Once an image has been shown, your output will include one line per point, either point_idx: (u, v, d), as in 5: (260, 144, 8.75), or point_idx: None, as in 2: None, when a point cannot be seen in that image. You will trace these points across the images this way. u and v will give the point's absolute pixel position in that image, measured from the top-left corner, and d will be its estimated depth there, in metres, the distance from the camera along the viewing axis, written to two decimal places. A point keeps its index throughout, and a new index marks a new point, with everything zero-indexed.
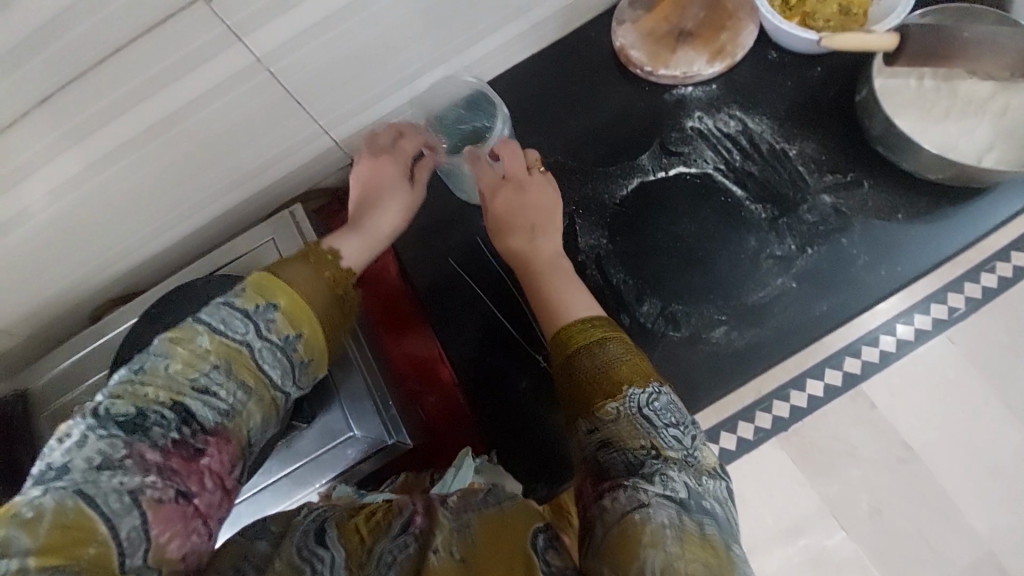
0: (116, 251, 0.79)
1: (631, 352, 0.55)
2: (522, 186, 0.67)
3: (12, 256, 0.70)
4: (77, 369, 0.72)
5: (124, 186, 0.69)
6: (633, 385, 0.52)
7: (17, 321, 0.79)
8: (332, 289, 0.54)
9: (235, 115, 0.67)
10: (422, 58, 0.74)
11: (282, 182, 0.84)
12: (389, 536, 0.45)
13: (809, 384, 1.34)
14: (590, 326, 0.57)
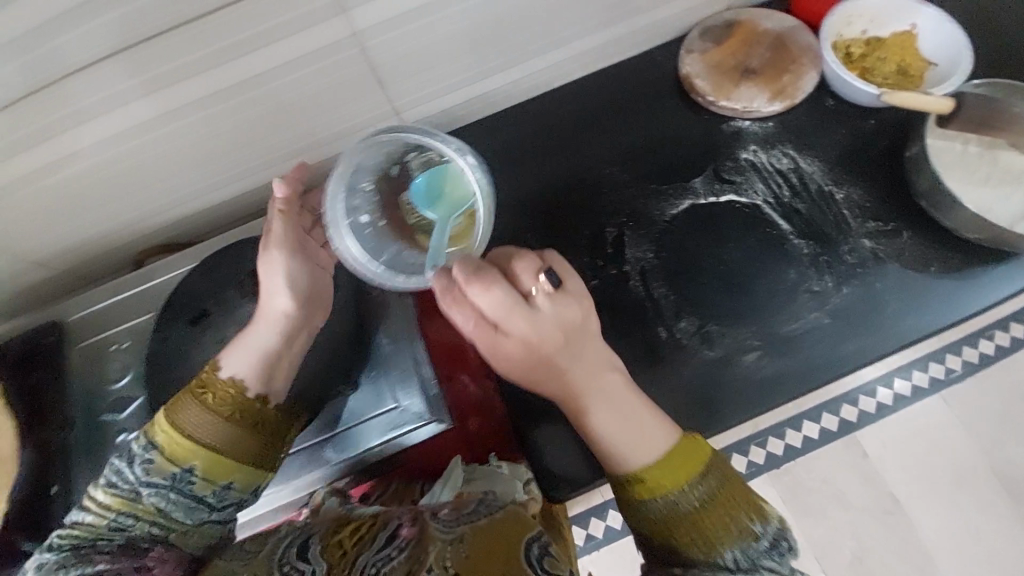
0: (168, 201, 0.80)
1: (723, 482, 0.57)
2: (533, 346, 0.54)
3: (73, 186, 0.71)
4: (121, 309, 0.72)
5: (194, 137, 0.70)
6: (727, 527, 0.55)
7: (65, 249, 0.80)
8: (222, 416, 0.56)
9: (317, 85, 0.69)
10: (499, 57, 0.77)
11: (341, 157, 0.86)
12: (374, 546, 0.51)
13: (806, 425, 1.37)
14: (670, 455, 0.57)
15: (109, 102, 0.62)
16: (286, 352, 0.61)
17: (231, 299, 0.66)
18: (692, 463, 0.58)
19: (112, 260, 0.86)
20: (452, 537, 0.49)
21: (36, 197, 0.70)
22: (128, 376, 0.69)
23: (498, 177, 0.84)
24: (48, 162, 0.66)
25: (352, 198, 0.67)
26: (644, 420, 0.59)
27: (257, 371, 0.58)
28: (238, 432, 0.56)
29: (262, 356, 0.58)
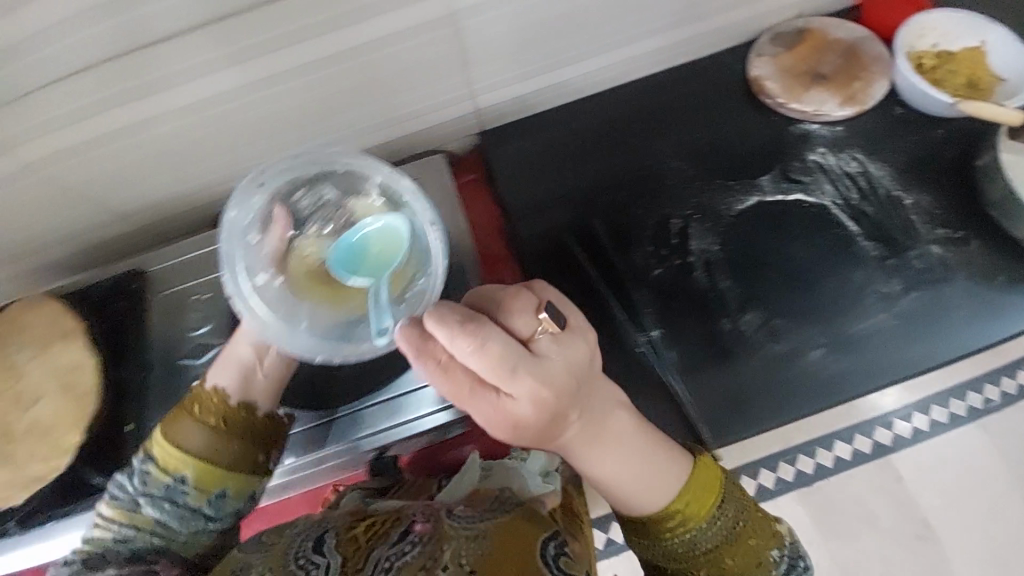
0: (247, 166, 0.82)
1: (745, 512, 0.58)
2: (543, 401, 0.48)
3: (161, 146, 0.73)
4: (200, 262, 0.73)
5: (284, 105, 0.73)
6: (747, 556, 0.56)
7: (145, 206, 0.83)
8: (209, 425, 0.58)
9: (408, 60, 0.72)
10: (577, 49, 0.81)
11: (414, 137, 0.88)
12: (386, 540, 0.52)
13: (838, 445, 1.33)
14: (691, 492, 0.57)
15: (209, 63, 0.64)
16: (260, 378, 0.61)
17: None
18: (714, 496, 0.57)
19: (183, 222, 0.89)
20: (469, 531, 0.51)
21: (124, 153, 0.72)
22: (205, 326, 0.71)
23: (566, 166, 0.87)
24: (140, 119, 0.68)
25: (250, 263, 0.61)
26: (654, 466, 0.57)
27: (234, 387, 0.59)
28: (226, 442, 0.58)
29: (240, 369, 0.60)
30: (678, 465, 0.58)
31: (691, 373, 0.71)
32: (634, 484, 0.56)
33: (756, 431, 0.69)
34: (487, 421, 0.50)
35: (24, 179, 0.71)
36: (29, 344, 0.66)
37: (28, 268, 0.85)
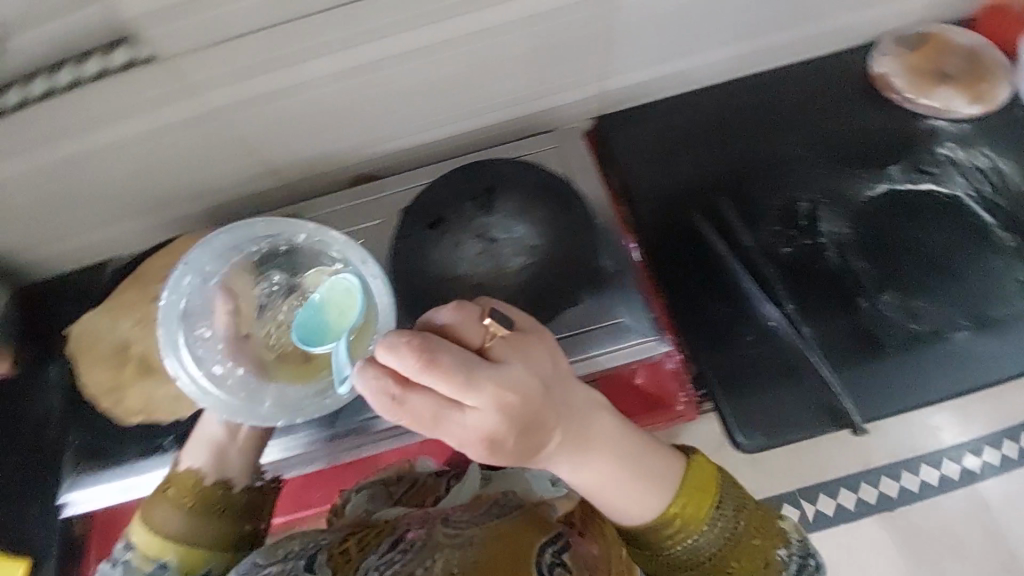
0: (389, 132, 0.87)
1: (741, 511, 0.58)
2: (510, 413, 0.47)
3: (326, 102, 0.79)
4: (355, 212, 0.79)
5: (444, 70, 0.79)
6: (751, 551, 0.57)
7: (291, 164, 0.88)
8: (188, 507, 0.60)
9: (560, 35, 0.79)
10: (709, 37, 0.85)
11: (540, 118, 0.91)
12: (376, 551, 0.56)
13: (924, 469, 1.16)
14: (680, 499, 0.57)
15: (396, 26, 0.72)
16: (234, 444, 0.64)
17: (468, 211, 0.71)
18: (704, 502, 0.58)
19: (320, 184, 0.92)
20: (462, 542, 0.56)
21: (294, 108, 0.78)
22: None
23: (688, 147, 0.87)
24: (319, 75, 0.75)
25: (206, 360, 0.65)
26: (640, 470, 0.56)
27: (207, 454, 0.63)
28: (206, 524, 0.60)
29: (213, 447, 0.63)
30: (663, 470, 0.57)
31: (834, 351, 0.70)
32: (621, 488, 0.56)
33: (902, 407, 0.69)
34: (462, 443, 0.48)
35: (204, 125, 0.77)
36: None
37: (174, 216, 0.90)
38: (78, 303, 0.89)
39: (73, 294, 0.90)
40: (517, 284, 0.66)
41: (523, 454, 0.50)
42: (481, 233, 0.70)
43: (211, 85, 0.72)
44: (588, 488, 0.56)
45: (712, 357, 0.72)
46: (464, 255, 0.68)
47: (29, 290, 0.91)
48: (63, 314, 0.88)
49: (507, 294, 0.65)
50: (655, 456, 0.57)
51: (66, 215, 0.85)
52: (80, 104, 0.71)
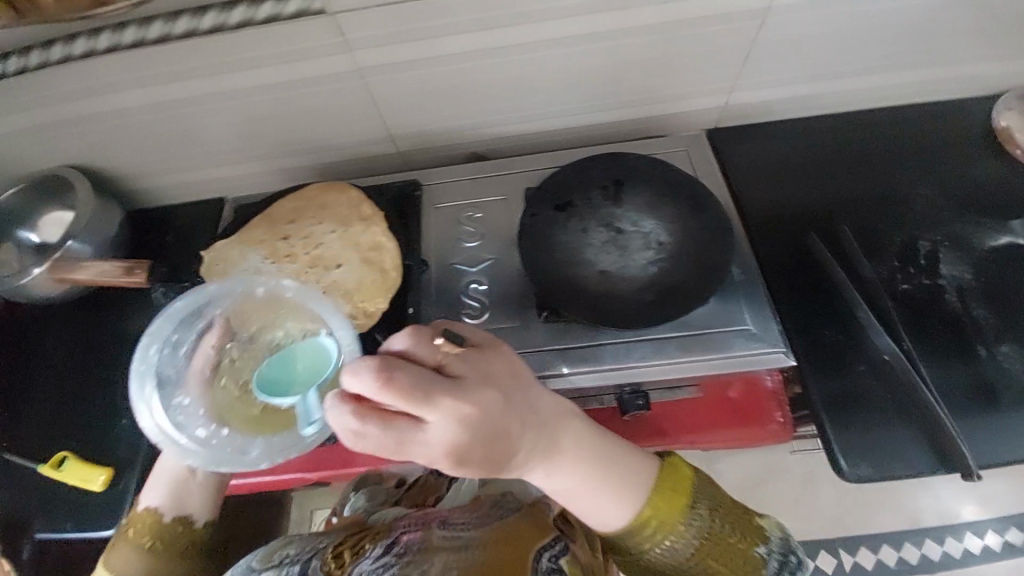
0: (507, 117, 0.86)
1: (717, 508, 0.56)
2: (473, 428, 0.44)
3: (460, 78, 0.78)
4: (475, 186, 0.79)
5: (583, 63, 0.78)
6: (729, 548, 0.55)
7: (406, 134, 0.88)
8: (148, 548, 0.60)
9: (706, 44, 0.77)
10: (847, 65, 0.84)
11: (657, 122, 0.89)
12: (369, 553, 0.55)
13: (968, 537, 1.21)
14: (653, 501, 0.55)
15: (550, 10, 0.71)
16: (197, 487, 0.64)
17: (595, 199, 0.70)
18: (679, 503, 0.55)
19: (435, 158, 0.92)
20: (461, 544, 0.56)
21: (430, 78, 0.78)
22: (477, 241, 0.74)
23: (805, 172, 0.87)
24: (456, 52, 0.75)
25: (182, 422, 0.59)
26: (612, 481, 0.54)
27: (169, 498, 0.62)
28: (169, 563, 0.60)
29: (174, 485, 0.63)
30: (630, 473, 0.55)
31: (944, 394, 0.70)
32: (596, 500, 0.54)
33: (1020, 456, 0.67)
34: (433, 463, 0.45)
35: (342, 84, 0.79)
36: (329, 219, 0.73)
37: (285, 165, 0.93)
38: (188, 237, 0.95)
39: (183, 227, 0.96)
40: (645, 277, 0.64)
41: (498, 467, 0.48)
42: (608, 222, 0.69)
43: (360, 45, 0.74)
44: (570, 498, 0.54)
45: (825, 384, 0.71)
46: (591, 241, 0.67)
47: (143, 215, 0.98)
48: (171, 243, 0.94)
49: (634, 287, 0.64)
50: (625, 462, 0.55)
51: (198, 151, 0.90)
52: (236, 46, 0.73)
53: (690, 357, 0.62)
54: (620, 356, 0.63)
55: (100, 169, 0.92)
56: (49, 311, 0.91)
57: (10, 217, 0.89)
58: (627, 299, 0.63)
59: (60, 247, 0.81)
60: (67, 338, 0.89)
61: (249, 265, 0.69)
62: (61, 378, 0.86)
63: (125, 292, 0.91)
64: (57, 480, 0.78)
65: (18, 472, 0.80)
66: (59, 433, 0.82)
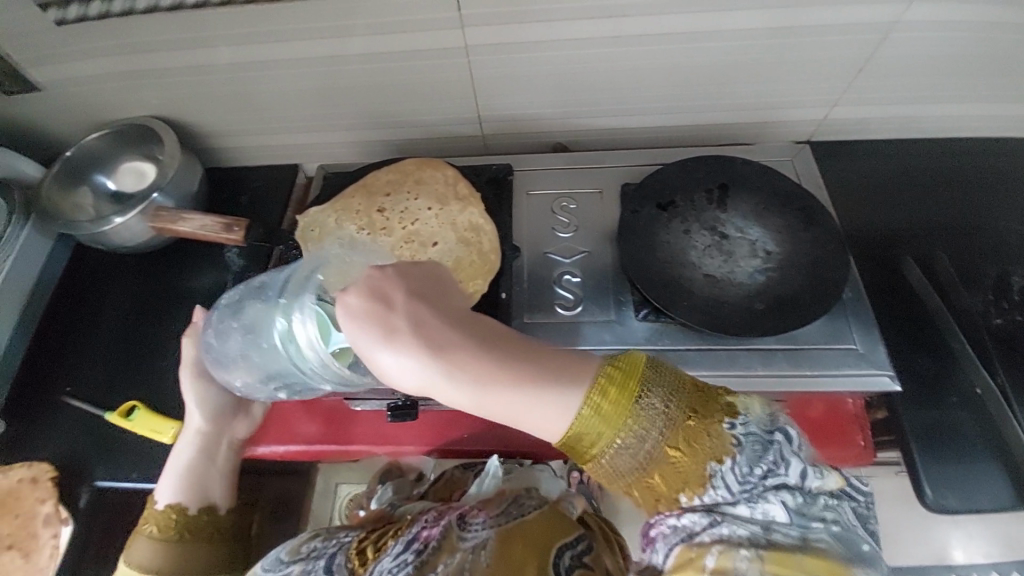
0: (599, 109, 0.84)
1: (677, 394, 0.42)
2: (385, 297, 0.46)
3: (561, 64, 0.77)
4: (569, 177, 0.78)
5: (688, 61, 0.76)
6: (689, 432, 0.41)
7: (493, 117, 0.86)
8: (169, 542, 0.63)
9: (815, 54, 0.75)
10: (956, 91, 0.81)
11: (749, 129, 0.87)
12: (390, 550, 0.52)
13: None
14: (593, 400, 0.43)
15: (669, 3, 0.70)
16: (218, 475, 0.69)
17: (699, 201, 0.69)
18: (627, 392, 0.42)
19: (517, 145, 0.90)
20: (477, 546, 0.49)
21: (534, 62, 0.77)
22: (572, 233, 0.73)
23: (898, 196, 0.85)
24: (563, 36, 0.73)
25: (252, 391, 0.66)
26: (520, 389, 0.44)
27: (188, 490, 0.66)
28: (196, 551, 0.64)
29: (194, 476, 0.67)
30: (545, 373, 0.44)
31: None
32: (501, 409, 0.44)
33: None
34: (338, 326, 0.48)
35: (443, 60, 0.77)
36: (426, 196, 0.72)
37: (363, 138, 0.91)
38: (261, 200, 0.93)
39: (256, 190, 0.95)
40: (751, 285, 0.64)
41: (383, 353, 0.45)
42: (712, 226, 0.67)
43: (470, 21, 0.72)
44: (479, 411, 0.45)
45: (916, 414, 0.70)
46: (694, 243, 0.66)
47: (218, 174, 0.97)
48: (245, 205, 0.93)
49: (740, 294, 0.63)
50: (546, 367, 0.44)
51: (281, 115, 0.88)
52: (345, 11, 0.72)
53: (795, 371, 0.63)
54: (722, 364, 0.63)
55: (182, 123, 0.91)
56: (120, 261, 0.90)
57: (92, 162, 0.88)
58: (732, 307, 0.62)
59: (145, 199, 0.80)
60: (135, 290, 0.88)
61: (345, 235, 0.69)
62: (125, 328, 0.85)
63: (196, 248, 0.90)
64: (125, 430, 0.78)
65: (80, 418, 0.80)
66: (120, 384, 0.81)
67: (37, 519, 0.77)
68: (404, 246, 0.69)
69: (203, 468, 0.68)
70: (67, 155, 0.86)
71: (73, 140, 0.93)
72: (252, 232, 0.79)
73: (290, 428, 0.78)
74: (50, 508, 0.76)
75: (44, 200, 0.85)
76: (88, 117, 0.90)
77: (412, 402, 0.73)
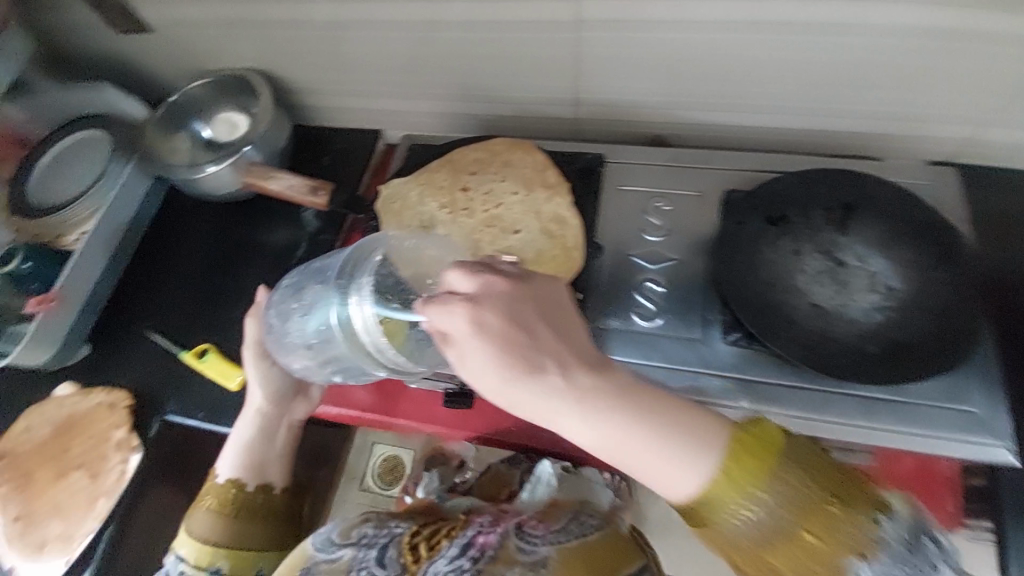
0: (708, 103, 0.76)
1: (816, 476, 0.42)
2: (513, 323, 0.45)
3: (678, 48, 0.70)
4: (666, 175, 0.72)
5: (825, 57, 0.67)
6: (829, 519, 0.41)
7: (590, 100, 0.80)
8: (225, 516, 0.68)
9: (985, 62, 0.64)
10: None
11: (879, 143, 0.77)
12: (446, 552, 0.51)
13: None
14: (724, 460, 0.43)
15: None
16: (275, 458, 0.72)
17: (816, 220, 0.61)
18: (762, 459, 0.43)
19: (609, 132, 0.84)
20: (536, 563, 0.48)
21: (645, 43, 0.70)
22: (662, 236, 0.68)
23: None
24: (686, 17, 0.67)
25: (308, 372, 0.66)
26: (655, 443, 0.44)
27: (246, 469, 0.70)
28: (250, 527, 0.68)
29: (253, 458, 0.71)
30: (681, 431, 0.44)
31: None
32: (629, 455, 0.44)
33: None
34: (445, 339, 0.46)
35: (549, 34, 0.72)
36: (513, 180, 0.69)
37: (450, 111, 0.88)
38: (342, 163, 0.94)
39: (339, 152, 0.95)
40: (864, 323, 0.57)
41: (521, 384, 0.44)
42: (827, 251, 0.61)
43: None
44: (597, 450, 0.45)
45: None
46: (803, 267, 0.60)
47: (304, 132, 0.98)
48: (326, 167, 0.94)
49: (853, 332, 0.57)
50: (681, 424, 0.45)
51: (371, 78, 0.86)
52: None
53: (897, 429, 0.56)
54: (815, 408, 0.57)
55: (278, 78, 0.91)
56: (204, 208, 0.94)
57: (191, 108, 0.91)
58: (842, 348, 0.56)
59: (236, 151, 0.82)
60: (216, 239, 0.91)
61: (427, 212, 0.68)
62: (205, 272, 0.89)
63: (276, 204, 0.92)
64: (198, 371, 0.82)
65: (159, 351, 0.85)
66: (196, 325, 0.86)
67: (109, 443, 0.81)
68: (484, 230, 0.68)
69: (263, 447, 0.72)
70: (170, 100, 0.89)
71: (178, 86, 0.97)
72: (336, 197, 0.79)
73: (344, 393, 0.79)
74: (122, 433, 0.81)
75: (146, 140, 0.88)
76: (193, 63, 0.92)
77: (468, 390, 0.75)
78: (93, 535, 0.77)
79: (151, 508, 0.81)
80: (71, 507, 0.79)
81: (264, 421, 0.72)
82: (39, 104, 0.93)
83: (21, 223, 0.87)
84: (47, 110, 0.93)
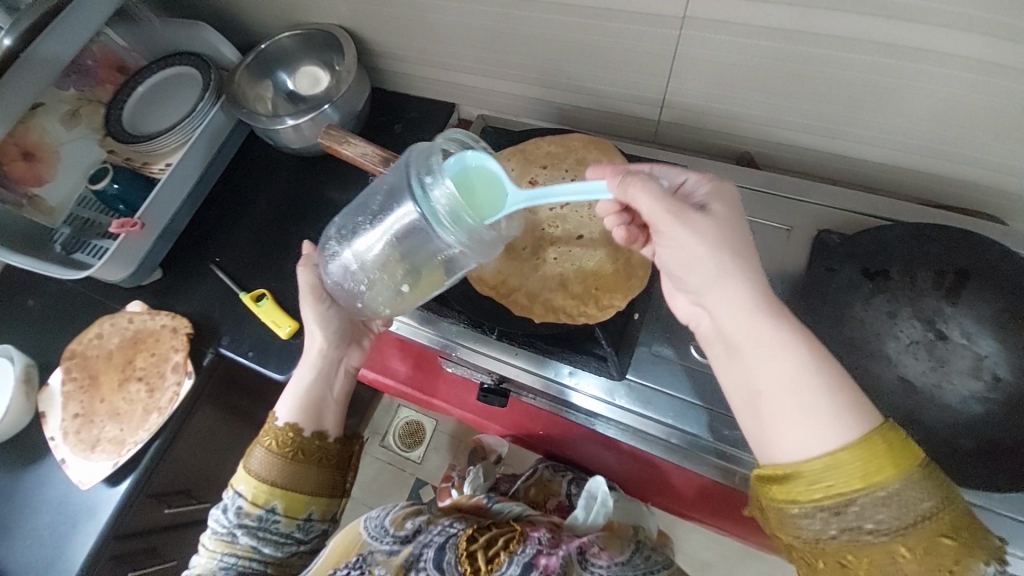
0: (818, 127, 0.68)
1: (952, 485, 0.41)
2: (726, 204, 0.49)
3: (799, 66, 0.61)
4: (754, 202, 0.67)
5: (977, 100, 0.57)
6: (967, 534, 0.39)
7: (684, 105, 0.73)
8: (282, 457, 0.66)
9: None
10: None
11: (1012, 201, 0.67)
12: (505, 568, 0.60)
13: None
14: (864, 443, 0.40)
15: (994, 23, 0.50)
16: (330, 404, 0.71)
17: (922, 283, 0.54)
18: (897, 466, 0.40)
19: (693, 140, 0.78)
20: None
21: (755, 52, 0.62)
22: None
23: None
24: (818, 34, 0.57)
25: (376, 295, 0.64)
26: (823, 400, 0.41)
27: (303, 413, 0.69)
28: (307, 472, 0.67)
29: (305, 400, 0.69)
30: (856, 407, 0.41)
31: None
32: (791, 414, 0.42)
33: None
34: (664, 193, 0.48)
35: (652, 30, 0.65)
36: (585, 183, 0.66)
37: (530, 97, 0.84)
38: (414, 132, 0.93)
39: (411, 120, 0.94)
40: (959, 410, 0.51)
41: (729, 281, 0.45)
42: (929, 319, 0.53)
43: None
44: (762, 390, 0.43)
45: None
46: (897, 334, 0.53)
47: (380, 96, 0.97)
48: (398, 135, 0.93)
49: (943, 419, 0.51)
50: (857, 391, 0.42)
51: (451, 51, 0.83)
52: None
53: None
54: None
55: (362, 38, 0.89)
56: (278, 157, 0.97)
57: (281, 58, 0.91)
58: (929, 435, 0.51)
59: (316, 109, 0.83)
60: (285, 189, 0.94)
61: None
62: (271, 218, 0.92)
63: (346, 165, 0.92)
64: (253, 313, 0.85)
65: (219, 287, 0.89)
66: (255, 269, 0.89)
67: (168, 363, 0.86)
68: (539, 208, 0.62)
69: (320, 393, 0.71)
70: (261, 47, 0.89)
71: (270, 35, 0.98)
72: None
73: (384, 362, 0.83)
74: (180, 357, 0.85)
75: (234, 83, 0.89)
76: (283, 12, 0.92)
77: (502, 388, 0.73)
78: (141, 446, 0.83)
79: (197, 424, 0.90)
80: (124, 417, 0.86)
81: (326, 360, 0.72)
82: (139, 33, 0.94)
83: (115, 146, 0.90)
84: (147, 41, 0.96)
